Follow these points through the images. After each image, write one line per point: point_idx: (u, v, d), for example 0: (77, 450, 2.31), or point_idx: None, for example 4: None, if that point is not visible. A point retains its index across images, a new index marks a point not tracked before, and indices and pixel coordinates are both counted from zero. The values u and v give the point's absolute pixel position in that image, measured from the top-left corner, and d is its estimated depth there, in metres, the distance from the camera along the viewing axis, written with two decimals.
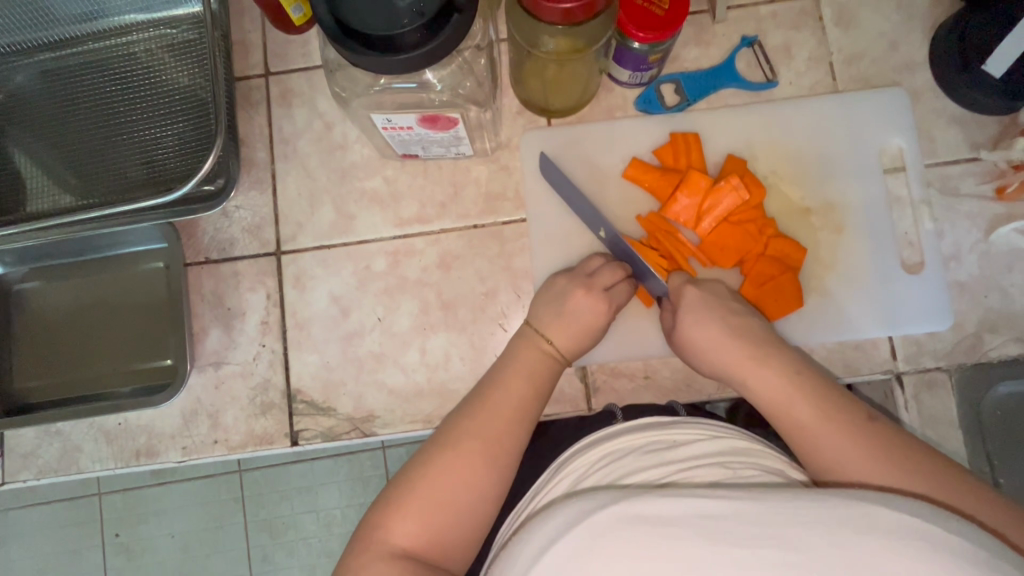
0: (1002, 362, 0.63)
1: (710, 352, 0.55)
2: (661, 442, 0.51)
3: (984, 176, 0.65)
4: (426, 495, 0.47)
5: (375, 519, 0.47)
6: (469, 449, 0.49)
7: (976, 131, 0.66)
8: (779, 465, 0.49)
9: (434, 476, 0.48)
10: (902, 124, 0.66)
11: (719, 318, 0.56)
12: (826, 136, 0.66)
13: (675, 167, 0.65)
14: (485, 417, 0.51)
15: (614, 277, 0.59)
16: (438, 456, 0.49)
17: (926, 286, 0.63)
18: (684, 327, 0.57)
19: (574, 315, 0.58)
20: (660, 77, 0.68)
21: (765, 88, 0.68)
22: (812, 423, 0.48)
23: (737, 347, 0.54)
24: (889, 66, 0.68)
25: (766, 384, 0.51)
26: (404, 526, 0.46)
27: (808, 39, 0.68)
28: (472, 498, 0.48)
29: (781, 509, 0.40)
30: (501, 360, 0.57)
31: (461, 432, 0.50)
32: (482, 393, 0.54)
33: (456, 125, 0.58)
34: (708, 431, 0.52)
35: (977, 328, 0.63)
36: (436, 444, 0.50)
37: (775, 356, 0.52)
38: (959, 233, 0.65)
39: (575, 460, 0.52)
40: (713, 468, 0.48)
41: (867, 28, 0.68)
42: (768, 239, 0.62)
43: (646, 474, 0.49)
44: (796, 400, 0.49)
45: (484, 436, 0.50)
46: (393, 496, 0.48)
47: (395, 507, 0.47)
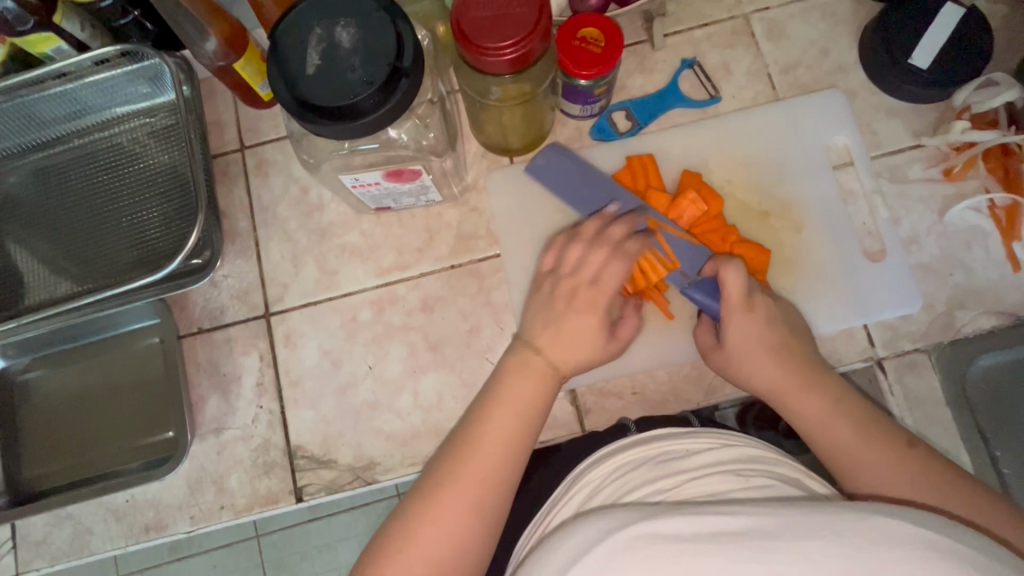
0: (977, 336, 0.64)
1: (758, 377, 0.57)
2: (675, 451, 0.53)
3: (930, 161, 0.68)
4: (439, 511, 0.49)
5: (391, 538, 0.48)
6: (483, 465, 0.51)
7: (915, 120, 0.69)
8: (795, 475, 0.51)
9: (448, 491, 0.50)
10: (845, 123, 0.70)
11: (771, 346, 0.57)
12: (774, 142, 0.69)
13: (635, 188, 0.68)
14: (497, 431, 0.53)
15: (618, 273, 0.59)
16: (454, 471, 0.51)
17: (890, 272, 0.65)
18: (731, 351, 0.58)
19: (571, 306, 0.59)
20: (610, 106, 0.71)
21: (710, 104, 0.71)
22: (855, 446, 0.51)
23: (790, 375, 0.55)
24: (824, 70, 0.72)
25: (810, 410, 0.54)
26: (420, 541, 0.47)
27: (744, 55, 0.73)
28: (482, 507, 0.50)
29: (797, 522, 0.41)
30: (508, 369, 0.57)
31: (470, 444, 0.52)
32: (488, 405, 0.55)
33: (420, 175, 0.61)
34: (720, 440, 0.54)
35: (947, 306, 0.65)
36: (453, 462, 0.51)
37: (819, 385, 0.55)
38: (915, 218, 0.67)
39: (588, 473, 0.55)
40: (722, 476, 0.50)
41: (797, 38, 0.73)
42: (732, 245, 0.65)
43: (659, 484, 0.51)
44: (837, 423, 0.52)
45: (495, 451, 0.52)
46: (408, 517, 0.49)
47: (408, 525, 0.48)
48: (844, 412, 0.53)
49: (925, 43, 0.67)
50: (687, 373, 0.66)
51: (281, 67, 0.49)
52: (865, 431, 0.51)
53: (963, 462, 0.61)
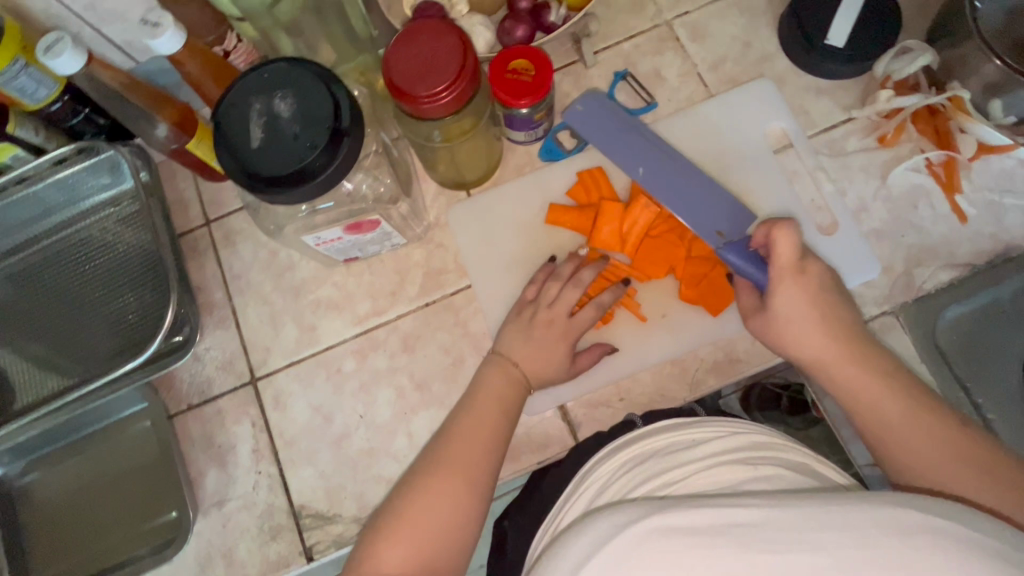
0: (940, 290, 0.66)
1: (799, 345, 0.56)
2: (681, 442, 0.55)
3: (864, 132, 0.71)
4: (409, 523, 0.50)
5: (367, 552, 0.49)
6: (451, 476, 0.53)
7: (843, 95, 0.73)
8: (795, 458, 0.53)
9: (418, 503, 0.51)
10: (778, 108, 0.73)
11: (818, 314, 0.55)
12: (715, 136, 0.72)
13: (590, 201, 0.71)
14: (463, 444, 0.56)
15: (591, 315, 0.65)
16: (423, 484, 0.53)
17: (844, 243, 0.68)
18: (774, 319, 0.57)
19: (540, 334, 0.64)
20: (554, 127, 0.74)
21: (648, 111, 0.74)
22: (892, 421, 0.50)
23: (838, 343, 0.54)
24: (749, 62, 0.75)
25: (852, 384, 0.53)
26: (389, 553, 0.49)
27: (672, 60, 0.76)
28: (450, 519, 0.51)
29: (810, 513, 0.41)
30: (470, 393, 0.61)
31: (443, 456, 0.55)
32: (457, 421, 0.58)
33: (379, 225, 0.63)
34: (728, 428, 0.56)
35: (905, 266, 0.67)
36: (423, 474, 0.54)
37: (864, 357, 0.53)
38: (860, 187, 0.70)
39: (598, 468, 0.57)
40: (733, 466, 0.51)
41: (719, 36, 0.76)
42: (689, 241, 0.67)
43: (669, 475, 0.52)
44: (882, 401, 0.51)
45: (464, 462, 0.54)
46: (381, 530, 0.50)
47: (377, 540, 0.50)
48: (887, 386, 0.52)
49: (839, 22, 0.70)
50: (669, 372, 0.67)
51: (225, 145, 0.51)
52: (905, 405, 0.50)
53: None
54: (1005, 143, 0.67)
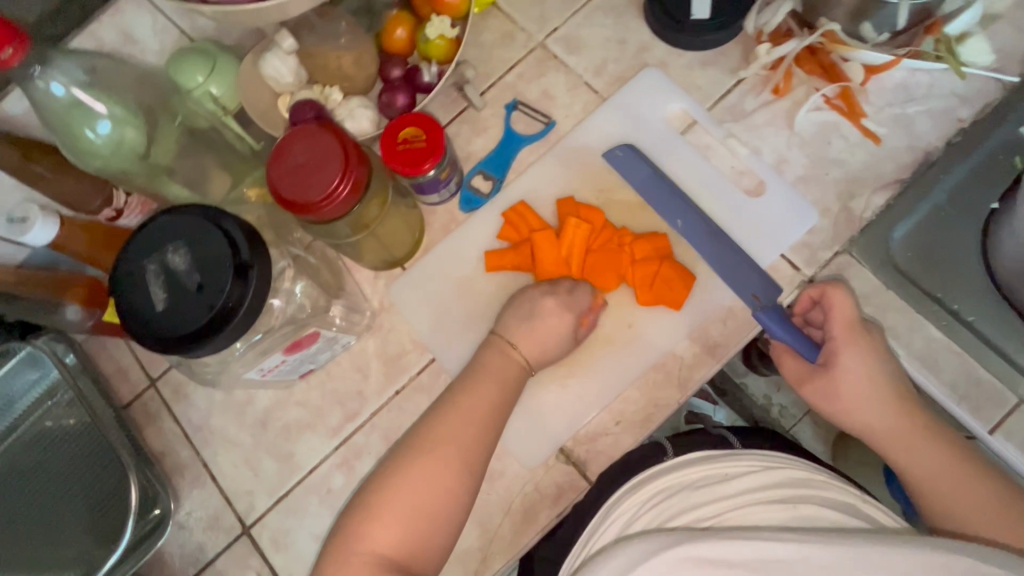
0: (880, 215, 0.67)
1: (866, 416, 0.57)
2: (716, 475, 0.62)
3: (758, 88, 0.72)
4: (399, 505, 0.53)
5: (359, 527, 0.53)
6: (441, 456, 0.55)
7: (727, 60, 0.73)
8: (832, 495, 0.60)
9: (409, 482, 0.54)
10: (671, 92, 0.73)
11: (885, 388, 0.57)
12: (620, 137, 0.73)
13: (522, 237, 0.69)
14: (457, 424, 0.57)
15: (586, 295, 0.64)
16: (414, 459, 0.55)
17: (776, 199, 0.68)
18: (835, 390, 0.58)
19: (536, 317, 0.62)
20: (466, 176, 0.74)
21: (548, 131, 0.75)
22: (966, 502, 0.52)
23: (905, 418, 0.56)
24: (630, 56, 0.75)
25: (928, 459, 0.55)
26: (383, 534, 0.53)
27: (557, 77, 0.76)
28: (438, 499, 0.54)
29: (855, 550, 0.49)
30: (472, 368, 0.62)
31: (429, 435, 0.57)
32: (455, 394, 0.59)
33: (319, 335, 0.61)
34: (761, 464, 0.62)
35: (841, 202, 0.67)
36: (413, 449, 0.56)
37: (937, 433, 0.55)
38: (772, 142, 0.70)
39: (624, 502, 0.62)
40: (772, 504, 0.59)
41: (594, 41, 0.77)
42: (630, 245, 0.66)
43: (700, 510, 0.60)
44: (962, 482, 0.53)
45: (457, 444, 0.56)
46: (371, 505, 0.54)
47: (370, 519, 0.53)
48: (966, 467, 0.54)
49: None
50: (655, 379, 0.65)
51: (131, 316, 0.49)
52: (976, 482, 0.53)
53: (929, 330, 0.63)
54: (886, 61, 0.67)
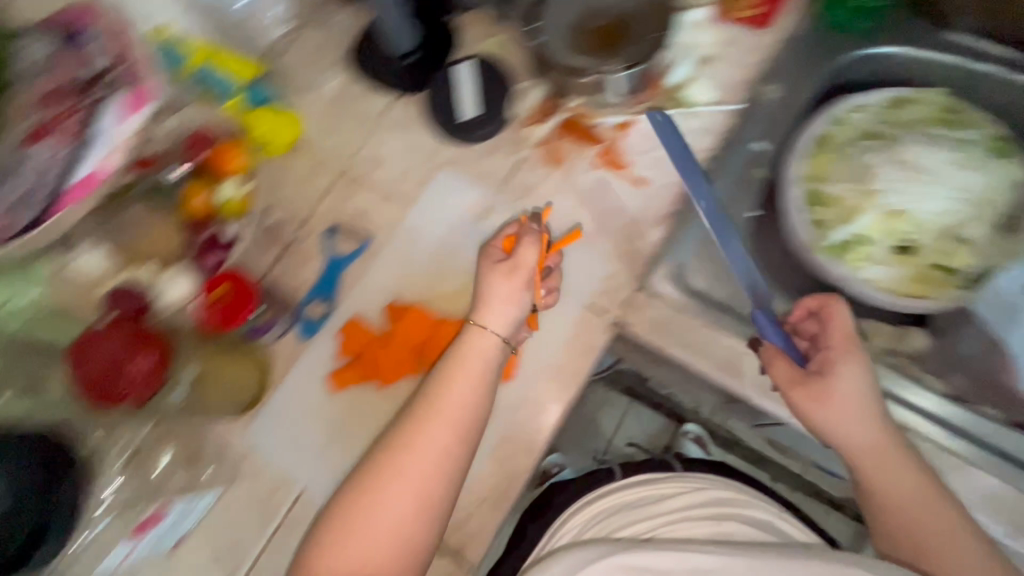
0: (662, 247, 0.75)
1: (852, 436, 0.63)
2: (653, 496, 0.79)
3: (537, 162, 0.80)
4: (394, 483, 0.58)
5: (367, 487, 0.58)
6: (409, 472, 0.58)
7: (506, 145, 0.82)
8: (754, 513, 0.77)
9: (368, 508, 0.57)
10: (465, 185, 0.81)
11: (871, 415, 0.63)
12: (431, 235, 0.79)
13: (360, 350, 0.75)
14: (435, 423, 0.60)
15: (532, 255, 0.67)
16: (405, 447, 0.59)
17: (572, 258, 0.76)
18: (823, 410, 0.64)
19: (505, 301, 0.65)
20: (300, 305, 0.77)
21: (367, 245, 0.80)
22: (913, 520, 0.62)
23: (887, 443, 0.63)
24: (424, 161, 0.83)
25: (900, 479, 0.62)
26: (393, 497, 0.57)
27: (365, 195, 0.83)
28: (431, 463, 0.58)
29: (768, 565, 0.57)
30: (450, 364, 0.63)
31: (426, 410, 0.61)
32: (434, 396, 0.62)
33: (159, 511, 0.69)
34: (695, 486, 0.79)
35: (628, 245, 0.75)
36: (397, 449, 0.59)
37: (908, 460, 0.63)
38: (560, 206, 0.78)
39: (574, 518, 0.78)
40: (702, 521, 0.75)
41: (391, 156, 0.85)
42: (454, 335, 0.72)
43: (636, 526, 0.76)
44: (923, 505, 0.62)
45: (426, 459, 0.58)
46: (335, 522, 0.57)
47: (377, 487, 0.58)
48: (929, 494, 0.62)
49: (465, 102, 0.82)
50: (505, 451, 0.69)
51: None
52: (929, 507, 0.62)
53: (728, 338, 0.70)
54: (621, 121, 0.79)
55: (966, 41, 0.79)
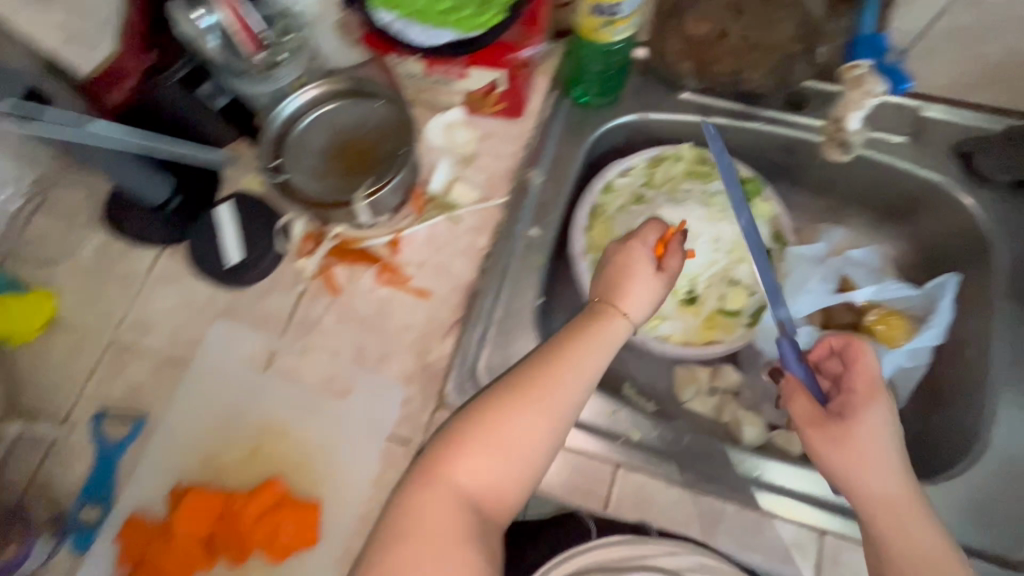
0: (453, 359, 0.73)
1: (872, 480, 0.57)
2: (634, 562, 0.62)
3: (316, 293, 0.77)
4: (421, 508, 0.56)
5: (407, 500, 0.57)
6: (494, 475, 0.58)
7: (282, 282, 0.78)
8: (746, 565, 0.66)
9: (430, 500, 0.56)
10: (244, 334, 0.76)
11: (897, 464, 0.57)
12: (214, 397, 0.73)
13: (143, 551, 0.68)
14: (516, 448, 0.58)
15: (624, 324, 0.64)
16: (465, 452, 0.58)
17: (365, 391, 0.72)
18: (840, 451, 0.58)
19: (647, 281, 0.65)
20: (70, 513, 0.69)
21: (142, 426, 0.72)
22: None
23: (908, 495, 0.57)
24: (198, 314, 0.78)
25: (921, 536, 0.55)
26: (458, 473, 0.58)
27: (138, 365, 0.75)
28: (501, 458, 0.58)
29: None
30: (531, 363, 0.61)
31: (529, 385, 0.60)
32: (502, 432, 0.58)
33: None
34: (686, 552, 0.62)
35: (420, 363, 0.73)
36: (484, 442, 0.58)
37: (925, 519, 0.56)
38: (347, 337, 0.75)
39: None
40: None
41: (162, 314, 0.78)
42: (244, 511, 0.67)
43: None
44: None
45: (507, 469, 0.58)
46: (403, 504, 0.58)
47: (457, 454, 0.58)
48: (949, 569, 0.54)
49: (230, 248, 0.78)
50: None
51: None
52: None
53: None
54: (388, 239, 0.77)
55: (699, 99, 0.85)
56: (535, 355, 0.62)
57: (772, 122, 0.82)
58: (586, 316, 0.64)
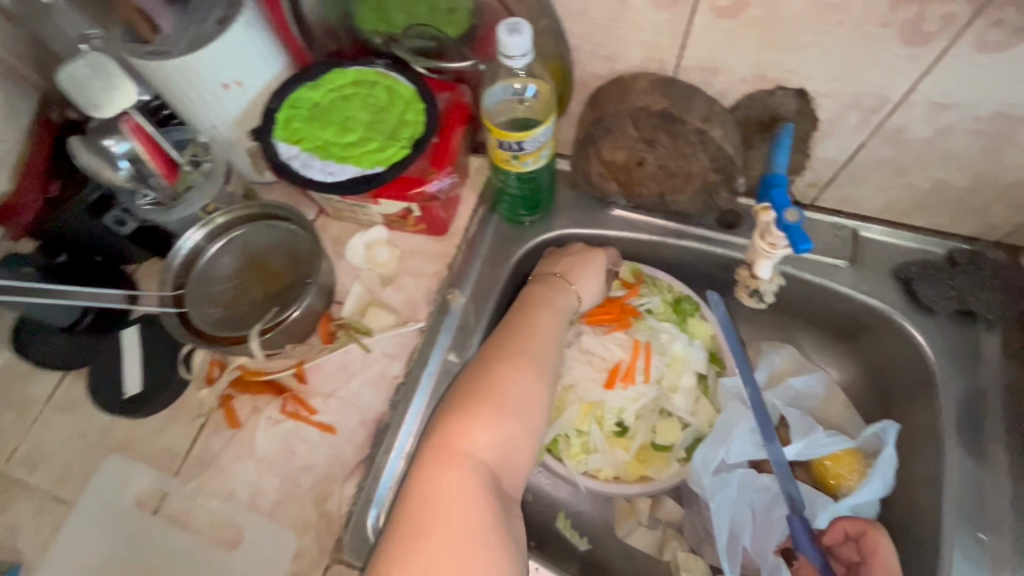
0: (354, 505, 0.68)
1: None
2: None
3: (216, 427, 0.72)
4: (445, 489, 0.52)
5: (415, 504, 0.51)
6: (520, 368, 0.62)
7: (182, 412, 0.73)
8: None
9: (477, 419, 0.57)
10: (135, 471, 0.71)
11: None
12: (95, 544, 0.67)
13: None
14: (525, 346, 0.64)
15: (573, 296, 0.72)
16: (497, 374, 0.61)
17: (257, 541, 0.66)
18: None
19: (597, 261, 0.75)
20: None
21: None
22: None
23: None
24: (92, 446, 0.73)
25: None
26: (473, 443, 0.56)
27: (21, 505, 0.70)
28: (511, 418, 0.58)
29: None
30: (520, 323, 0.67)
31: (511, 351, 0.63)
32: (523, 328, 0.66)
33: None
34: None
35: (318, 510, 0.67)
36: (498, 361, 0.62)
37: None
38: (244, 477, 0.70)
39: None
40: None
41: (56, 446, 0.73)
42: None
43: None
44: None
45: (517, 406, 0.59)
46: (410, 508, 0.51)
47: (466, 424, 0.56)
48: None
49: (129, 377, 0.75)
50: None
51: None
52: None
53: None
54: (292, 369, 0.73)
55: (628, 216, 0.82)
56: (516, 307, 0.70)
57: (702, 240, 0.79)
58: (541, 284, 0.72)
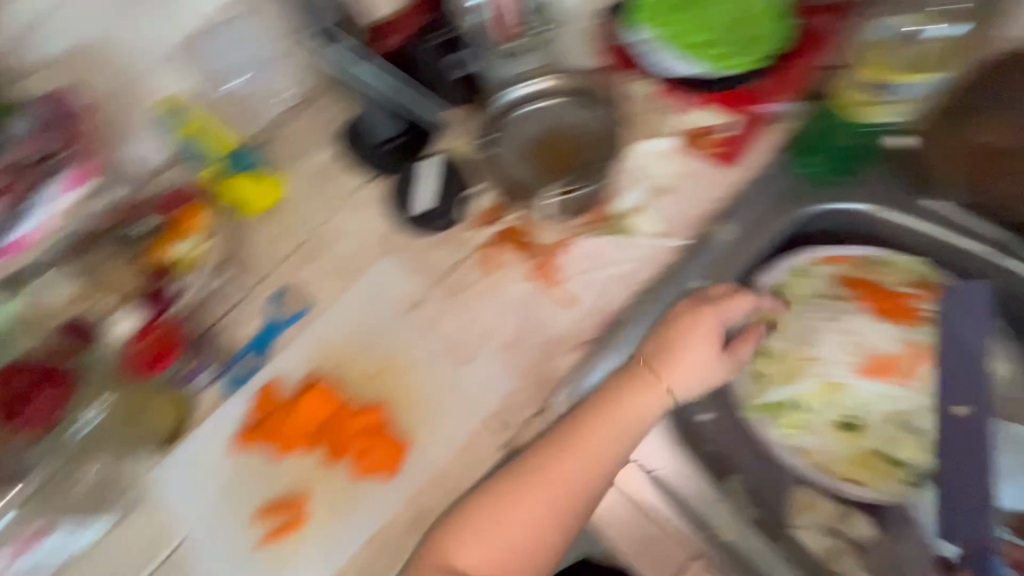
0: (573, 374, 0.73)
1: None
2: None
3: (478, 263, 0.81)
4: (521, 501, 0.63)
5: (492, 498, 0.64)
6: (648, 402, 0.65)
7: (454, 240, 0.83)
8: None
9: (561, 456, 0.64)
10: (406, 272, 0.82)
11: None
12: (365, 314, 0.80)
13: (268, 412, 0.77)
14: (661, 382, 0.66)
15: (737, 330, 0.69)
16: (615, 408, 0.65)
17: (485, 368, 0.75)
18: None
19: (703, 343, 0.66)
20: (230, 360, 0.79)
21: (303, 315, 0.81)
22: None
23: None
24: (377, 239, 0.84)
25: None
26: (549, 474, 0.64)
27: (317, 263, 0.84)
28: (612, 446, 0.64)
29: None
30: (665, 344, 0.67)
31: (650, 378, 0.66)
32: (671, 354, 0.67)
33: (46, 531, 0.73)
34: None
35: (541, 365, 0.75)
36: (625, 393, 0.66)
37: None
38: (489, 313, 0.78)
39: None
40: None
41: (351, 228, 0.85)
42: (359, 419, 0.75)
43: None
44: None
45: (612, 447, 0.64)
46: (495, 492, 0.64)
47: (538, 465, 0.64)
48: None
49: (424, 188, 0.83)
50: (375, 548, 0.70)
51: None
52: None
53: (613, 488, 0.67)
54: (555, 240, 0.80)
55: (947, 210, 0.75)
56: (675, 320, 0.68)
57: None
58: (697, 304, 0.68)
